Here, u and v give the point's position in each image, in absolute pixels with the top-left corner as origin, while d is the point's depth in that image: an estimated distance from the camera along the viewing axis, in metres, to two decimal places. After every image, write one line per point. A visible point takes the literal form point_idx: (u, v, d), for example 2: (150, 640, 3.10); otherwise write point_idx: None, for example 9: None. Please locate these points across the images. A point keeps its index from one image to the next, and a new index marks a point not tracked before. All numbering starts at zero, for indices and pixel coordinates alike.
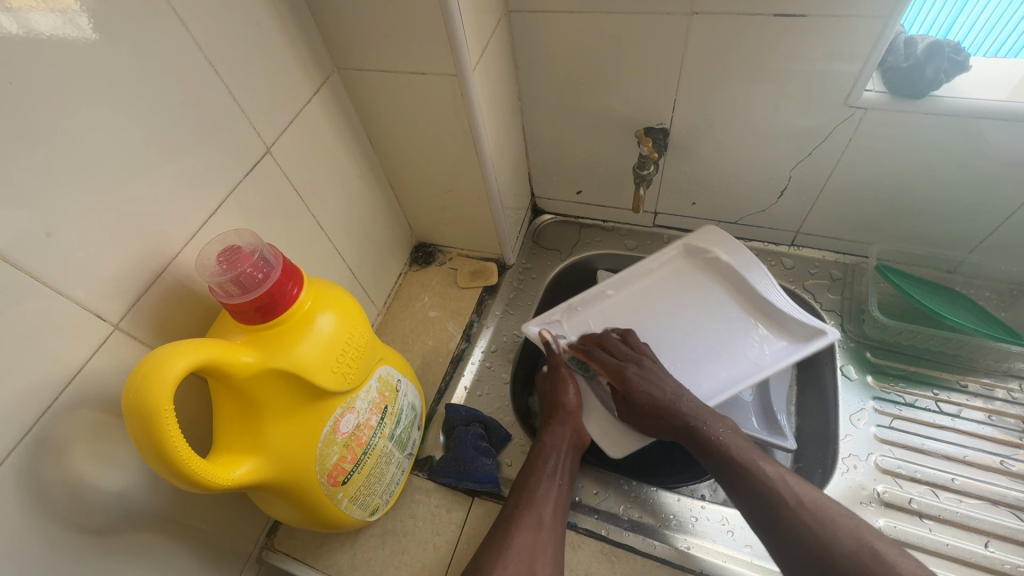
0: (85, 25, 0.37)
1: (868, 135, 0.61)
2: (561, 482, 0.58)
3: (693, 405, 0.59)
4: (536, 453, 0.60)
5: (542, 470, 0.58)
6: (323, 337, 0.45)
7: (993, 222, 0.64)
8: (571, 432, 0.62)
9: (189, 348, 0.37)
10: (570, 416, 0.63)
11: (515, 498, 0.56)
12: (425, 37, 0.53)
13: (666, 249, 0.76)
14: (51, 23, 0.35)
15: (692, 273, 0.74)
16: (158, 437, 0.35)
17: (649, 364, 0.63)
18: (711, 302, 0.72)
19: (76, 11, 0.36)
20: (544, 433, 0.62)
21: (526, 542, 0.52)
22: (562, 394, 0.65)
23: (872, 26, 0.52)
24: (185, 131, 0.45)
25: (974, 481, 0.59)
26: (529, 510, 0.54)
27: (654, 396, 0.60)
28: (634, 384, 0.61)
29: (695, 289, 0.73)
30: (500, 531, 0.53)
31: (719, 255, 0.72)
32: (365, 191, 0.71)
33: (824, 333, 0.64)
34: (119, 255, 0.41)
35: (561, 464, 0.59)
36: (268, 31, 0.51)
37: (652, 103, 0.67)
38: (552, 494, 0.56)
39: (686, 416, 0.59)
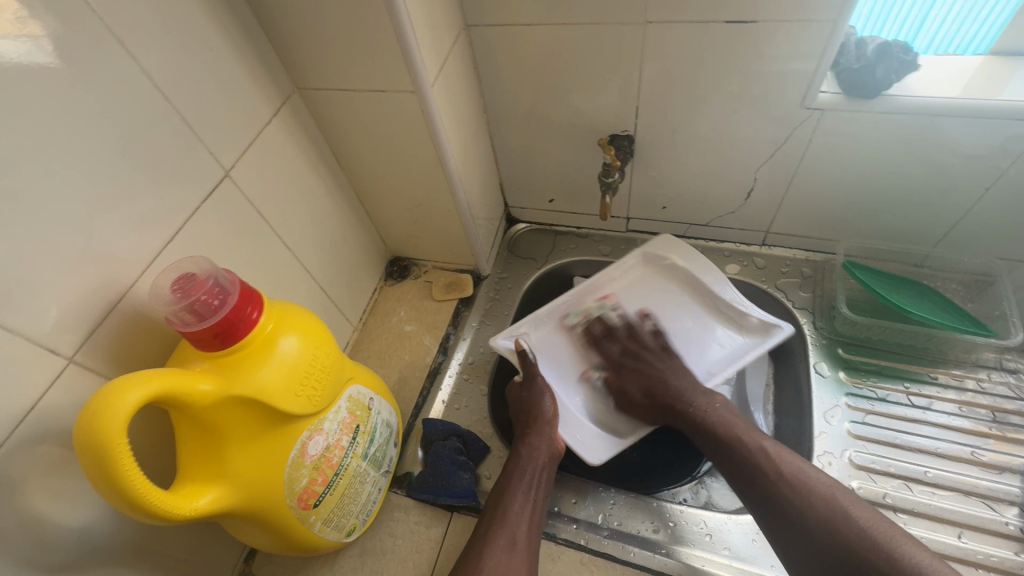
0: (48, 49, 0.37)
1: (827, 136, 0.62)
2: (535, 497, 0.57)
3: (681, 386, 0.63)
4: (513, 466, 0.59)
5: (518, 485, 0.57)
6: (286, 360, 0.45)
7: (954, 216, 0.65)
8: (549, 443, 0.61)
9: (144, 380, 0.37)
10: (546, 426, 0.62)
11: (488, 516, 0.55)
12: (382, 56, 0.54)
13: (625, 257, 0.76)
14: (17, 49, 0.36)
15: (653, 279, 0.75)
16: (113, 473, 0.35)
17: (648, 356, 0.67)
18: (675, 303, 0.73)
19: (39, 35, 0.37)
20: (520, 444, 0.61)
21: (501, 559, 0.51)
22: (539, 402, 0.64)
23: (821, 30, 0.53)
24: (139, 160, 0.45)
25: (947, 473, 0.60)
26: (502, 527, 0.53)
27: (644, 385, 0.65)
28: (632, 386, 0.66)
29: (666, 299, 0.74)
30: (473, 549, 0.52)
31: (676, 260, 0.74)
32: (334, 209, 0.71)
33: (781, 328, 0.66)
34: (73, 287, 0.41)
35: (538, 477, 0.58)
36: (222, 55, 0.51)
37: (616, 112, 0.68)
38: (526, 509, 0.55)
39: (671, 399, 0.62)
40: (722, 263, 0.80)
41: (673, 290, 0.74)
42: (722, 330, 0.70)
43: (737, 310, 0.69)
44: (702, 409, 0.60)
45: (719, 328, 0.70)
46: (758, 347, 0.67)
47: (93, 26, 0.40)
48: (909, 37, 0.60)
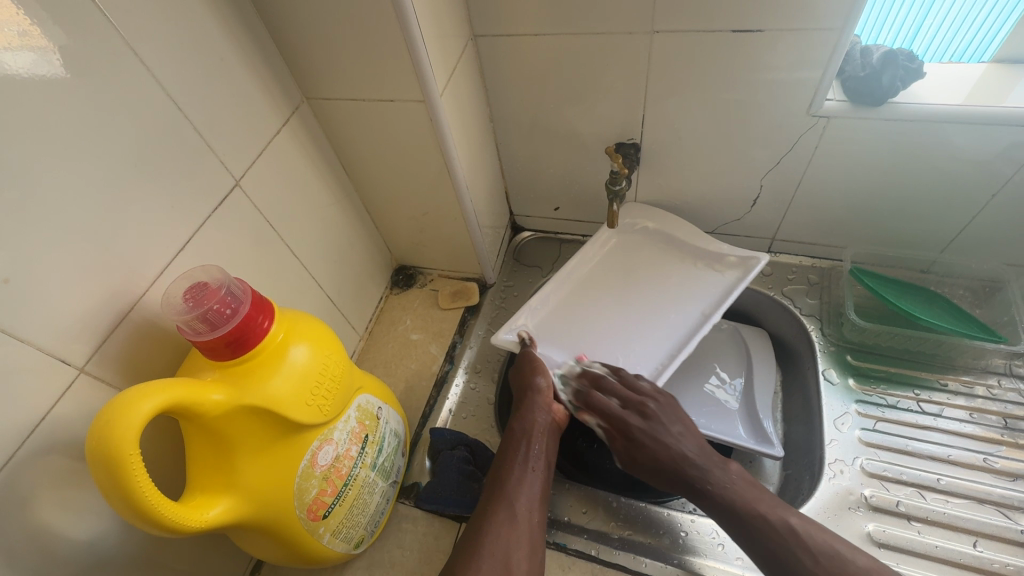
0: (56, 62, 0.37)
1: (833, 144, 0.62)
2: (534, 468, 0.57)
3: (696, 455, 0.57)
4: (509, 442, 0.59)
5: (515, 460, 0.57)
6: (297, 369, 0.45)
7: (961, 222, 0.65)
8: (543, 415, 0.61)
9: (157, 390, 0.36)
10: (538, 398, 0.62)
11: (489, 491, 0.56)
12: (391, 66, 0.54)
13: (598, 233, 0.78)
14: (26, 60, 0.36)
15: (632, 250, 0.77)
16: (123, 483, 0.34)
17: (653, 411, 0.60)
18: (658, 266, 0.75)
19: (47, 48, 0.37)
20: (515, 420, 0.61)
21: (501, 531, 0.51)
22: (533, 377, 0.63)
23: (826, 39, 0.53)
24: (150, 170, 0.45)
25: (960, 480, 0.60)
26: (502, 501, 0.54)
27: (657, 449, 0.58)
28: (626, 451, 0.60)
29: (647, 261, 0.76)
30: (475, 524, 0.53)
31: (650, 224, 0.77)
32: (341, 218, 0.71)
33: (758, 259, 0.70)
34: (84, 297, 0.41)
35: (534, 449, 0.58)
36: (233, 66, 0.51)
37: (622, 120, 0.68)
38: (526, 482, 0.56)
39: (688, 467, 0.56)
40: None
41: (653, 252, 0.77)
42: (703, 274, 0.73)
43: (715, 253, 0.73)
44: (723, 483, 0.55)
45: (703, 275, 0.73)
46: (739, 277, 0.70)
47: (106, 37, 0.40)
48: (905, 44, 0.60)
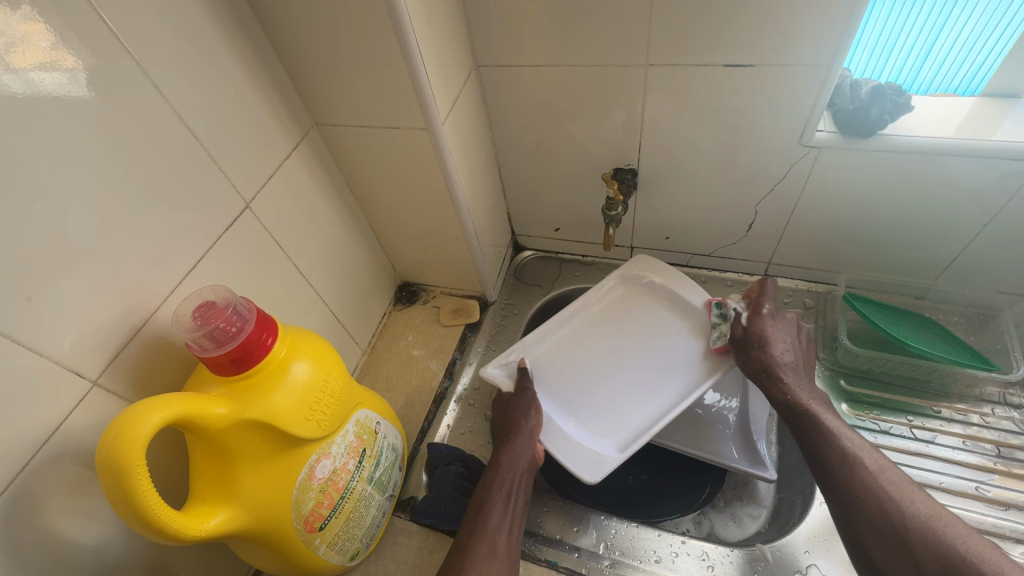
0: (83, 81, 0.40)
1: (824, 172, 0.63)
2: (516, 505, 0.58)
3: (797, 365, 0.61)
4: (492, 476, 0.59)
5: (498, 494, 0.58)
6: (297, 385, 0.47)
7: (954, 250, 0.66)
8: (528, 452, 0.62)
9: (164, 403, 0.38)
10: (526, 435, 0.63)
11: (469, 525, 0.55)
12: (396, 95, 0.57)
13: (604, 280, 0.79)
14: (56, 80, 0.39)
15: (634, 299, 0.77)
16: (130, 495, 0.36)
17: (790, 328, 0.64)
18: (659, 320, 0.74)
19: (76, 69, 0.40)
20: (501, 452, 0.62)
21: (481, 568, 0.51)
22: (522, 416, 0.65)
23: (814, 73, 0.55)
24: (166, 192, 0.48)
25: (952, 508, 0.60)
26: (482, 538, 0.53)
27: (781, 346, 0.61)
28: (767, 317, 0.63)
29: (649, 319, 0.75)
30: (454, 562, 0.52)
31: (654, 279, 0.77)
32: (347, 237, 0.73)
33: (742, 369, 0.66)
34: (100, 314, 0.43)
35: (517, 485, 0.59)
36: (246, 95, 0.54)
37: (620, 146, 0.70)
38: (507, 521, 0.56)
39: (792, 367, 0.61)
40: (725, 293, 0.81)
41: (654, 309, 0.76)
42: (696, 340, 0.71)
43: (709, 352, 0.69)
44: (804, 390, 0.59)
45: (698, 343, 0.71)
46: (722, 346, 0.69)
47: (130, 71, 0.43)
48: (915, 65, 0.60)
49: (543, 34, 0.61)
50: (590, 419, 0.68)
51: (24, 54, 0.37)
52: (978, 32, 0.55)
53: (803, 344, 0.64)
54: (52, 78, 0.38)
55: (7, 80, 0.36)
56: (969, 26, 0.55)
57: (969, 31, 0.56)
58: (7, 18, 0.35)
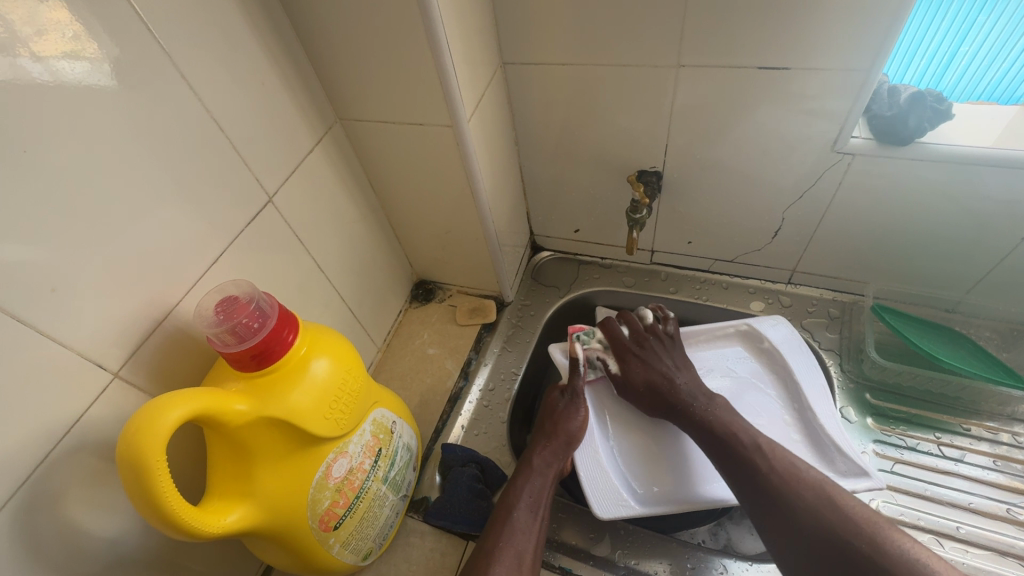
0: (108, 72, 0.40)
1: (856, 180, 0.62)
2: (544, 513, 0.57)
3: (686, 384, 0.64)
4: (523, 480, 0.59)
5: (528, 500, 0.57)
6: (317, 383, 0.46)
7: (988, 263, 0.64)
8: (560, 463, 0.62)
9: (185, 399, 0.38)
10: (563, 445, 0.63)
11: (494, 528, 0.55)
12: (421, 91, 0.56)
13: (727, 323, 0.73)
14: (76, 69, 0.38)
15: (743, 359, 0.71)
16: (151, 488, 0.36)
17: (655, 350, 0.67)
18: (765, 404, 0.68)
19: (100, 58, 0.39)
20: (534, 457, 0.62)
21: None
22: (564, 423, 0.64)
23: (852, 78, 0.54)
24: (189, 184, 0.47)
25: (980, 530, 0.58)
26: (506, 545, 0.53)
27: (651, 379, 0.65)
28: (632, 356, 0.68)
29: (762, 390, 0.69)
30: (476, 567, 0.52)
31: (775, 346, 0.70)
32: (366, 232, 0.73)
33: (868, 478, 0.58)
34: (123, 307, 0.43)
35: (547, 492, 0.59)
36: (271, 88, 0.54)
37: (644, 148, 0.69)
38: (535, 529, 0.55)
39: (677, 392, 0.64)
40: (747, 300, 0.80)
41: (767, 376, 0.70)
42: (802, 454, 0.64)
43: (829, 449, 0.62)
44: (702, 403, 0.62)
45: (805, 456, 0.63)
46: (836, 485, 0.59)
47: (158, 61, 0.43)
48: (938, 71, 0.58)
49: (572, 32, 0.60)
50: (634, 461, 0.66)
51: (50, 43, 0.36)
52: (1006, 38, 0.53)
53: (686, 358, 0.68)
54: (74, 62, 0.38)
55: (34, 69, 0.36)
56: (995, 31, 0.53)
57: (993, 39, 0.53)
58: (35, 6, 0.35)
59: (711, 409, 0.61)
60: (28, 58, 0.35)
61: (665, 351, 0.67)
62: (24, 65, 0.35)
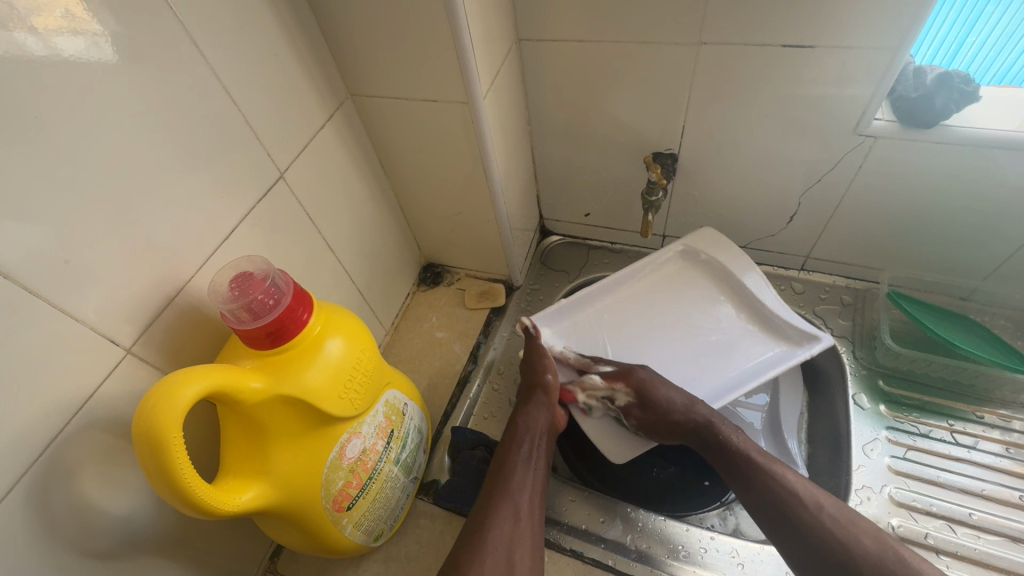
0: (107, 47, 0.38)
1: (877, 164, 0.61)
2: (536, 466, 0.57)
3: (706, 412, 0.60)
4: (512, 438, 0.59)
5: (518, 456, 0.58)
6: (332, 361, 0.45)
7: (1007, 250, 0.63)
8: (546, 416, 0.62)
9: (202, 375, 0.37)
10: (543, 396, 0.63)
11: (489, 485, 0.55)
12: (437, 66, 0.54)
13: (663, 249, 0.75)
14: (77, 45, 0.36)
15: (689, 276, 0.74)
16: (167, 463, 0.35)
17: (656, 376, 0.63)
18: (708, 304, 0.72)
19: (98, 33, 0.37)
20: (519, 415, 0.62)
21: (504, 528, 0.51)
22: (541, 372, 0.65)
23: (880, 58, 0.52)
24: (201, 158, 0.46)
25: (992, 516, 0.58)
26: (505, 499, 0.53)
27: (672, 398, 0.61)
28: (643, 380, 0.63)
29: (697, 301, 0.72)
30: (476, 521, 0.52)
31: (718, 258, 0.72)
32: (375, 213, 0.72)
33: (819, 340, 0.65)
34: (134, 282, 0.42)
35: (538, 446, 0.59)
36: (283, 60, 0.52)
37: (660, 129, 0.68)
38: (527, 481, 0.56)
39: (700, 421, 0.60)
40: None
41: (701, 285, 0.73)
42: (753, 336, 0.69)
43: (777, 323, 0.68)
44: (738, 436, 0.58)
45: (756, 341, 0.68)
46: (789, 356, 0.65)
47: (170, 28, 0.41)
48: (944, 62, 0.58)
49: (591, 8, 0.58)
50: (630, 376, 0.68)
51: (46, 17, 0.34)
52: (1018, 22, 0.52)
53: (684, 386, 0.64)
54: (80, 31, 0.36)
55: (32, 47, 0.34)
56: (1007, 16, 0.52)
57: (999, 31, 0.53)
58: None
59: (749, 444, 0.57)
60: (25, 32, 0.33)
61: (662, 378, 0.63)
62: (23, 40, 0.33)
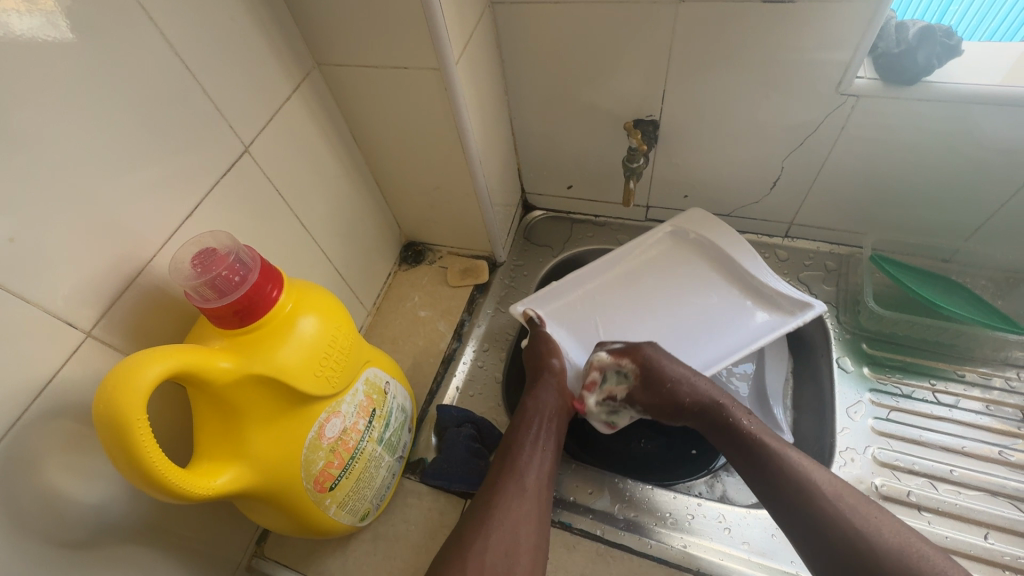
0: (60, 26, 0.36)
1: (859, 125, 0.60)
2: (545, 447, 0.56)
3: (709, 394, 0.58)
4: (520, 420, 0.58)
5: (526, 436, 0.57)
6: (306, 340, 0.44)
7: (990, 209, 0.62)
8: (556, 398, 0.61)
9: (165, 355, 0.36)
10: (552, 377, 0.62)
11: (498, 464, 0.55)
12: (406, 31, 0.52)
13: (654, 229, 0.75)
14: (28, 23, 0.34)
15: (680, 255, 0.74)
16: (132, 448, 0.34)
17: (663, 351, 0.61)
18: (700, 278, 0.71)
19: (52, 12, 0.35)
20: (527, 397, 0.61)
21: (511, 505, 0.51)
22: (548, 355, 0.64)
23: (862, 13, 0.51)
24: (157, 132, 0.44)
25: (972, 472, 0.59)
26: (512, 477, 0.53)
27: (681, 380, 0.59)
28: (650, 358, 0.60)
29: (691, 277, 0.72)
30: (484, 498, 0.52)
31: (704, 236, 0.72)
32: (350, 190, 0.69)
33: (811, 306, 0.64)
34: (91, 262, 0.40)
35: (546, 428, 0.58)
36: (242, 27, 0.49)
37: (641, 95, 0.66)
38: (536, 459, 0.55)
39: (710, 403, 0.57)
40: None
41: (693, 262, 0.73)
42: (747, 306, 0.68)
43: (767, 291, 0.68)
44: (748, 418, 0.55)
45: (749, 309, 0.68)
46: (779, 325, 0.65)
47: None
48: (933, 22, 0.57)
49: None
50: None
51: None
52: None
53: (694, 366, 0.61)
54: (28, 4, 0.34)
55: None
56: None
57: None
58: None
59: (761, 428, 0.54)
60: None
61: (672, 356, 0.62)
62: None
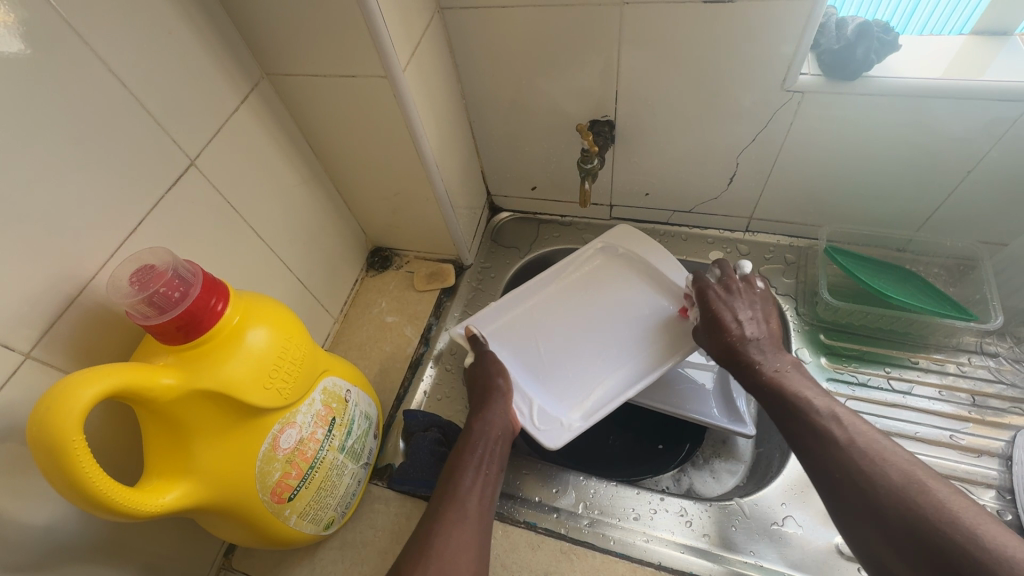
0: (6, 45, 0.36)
1: (807, 119, 0.61)
2: (487, 471, 0.55)
3: (755, 338, 0.57)
4: (466, 442, 0.57)
5: (469, 460, 0.56)
6: (255, 353, 0.44)
7: (938, 198, 0.64)
8: (503, 419, 0.60)
9: (102, 374, 0.36)
10: (498, 399, 0.61)
11: (439, 491, 0.53)
12: (350, 40, 0.52)
13: (585, 248, 0.76)
14: None
15: (613, 270, 0.75)
16: (69, 469, 0.34)
17: (739, 295, 0.59)
18: (633, 292, 0.73)
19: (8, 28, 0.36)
20: (474, 419, 0.60)
21: (450, 534, 0.49)
22: (493, 376, 0.64)
23: (800, 10, 0.52)
24: (96, 149, 0.43)
25: (926, 456, 0.60)
26: (452, 503, 0.51)
27: (723, 317, 0.58)
28: (713, 298, 0.59)
29: (626, 289, 0.73)
30: (422, 528, 0.50)
31: (637, 250, 0.74)
32: (310, 198, 0.69)
33: None
34: (27, 284, 0.40)
35: (491, 451, 0.57)
36: (183, 40, 0.49)
37: (595, 96, 0.66)
38: (478, 484, 0.54)
39: (744, 348, 0.56)
40: (706, 250, 0.79)
41: (628, 276, 0.74)
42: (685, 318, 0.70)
43: None
44: (772, 367, 0.55)
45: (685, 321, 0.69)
46: None
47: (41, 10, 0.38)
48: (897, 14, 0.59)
49: None
50: (578, 369, 0.67)
51: None
52: None
53: (768, 313, 0.59)
54: None
55: None
56: None
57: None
58: None
59: (783, 372, 0.54)
60: None
61: (762, 304, 0.59)
62: None
